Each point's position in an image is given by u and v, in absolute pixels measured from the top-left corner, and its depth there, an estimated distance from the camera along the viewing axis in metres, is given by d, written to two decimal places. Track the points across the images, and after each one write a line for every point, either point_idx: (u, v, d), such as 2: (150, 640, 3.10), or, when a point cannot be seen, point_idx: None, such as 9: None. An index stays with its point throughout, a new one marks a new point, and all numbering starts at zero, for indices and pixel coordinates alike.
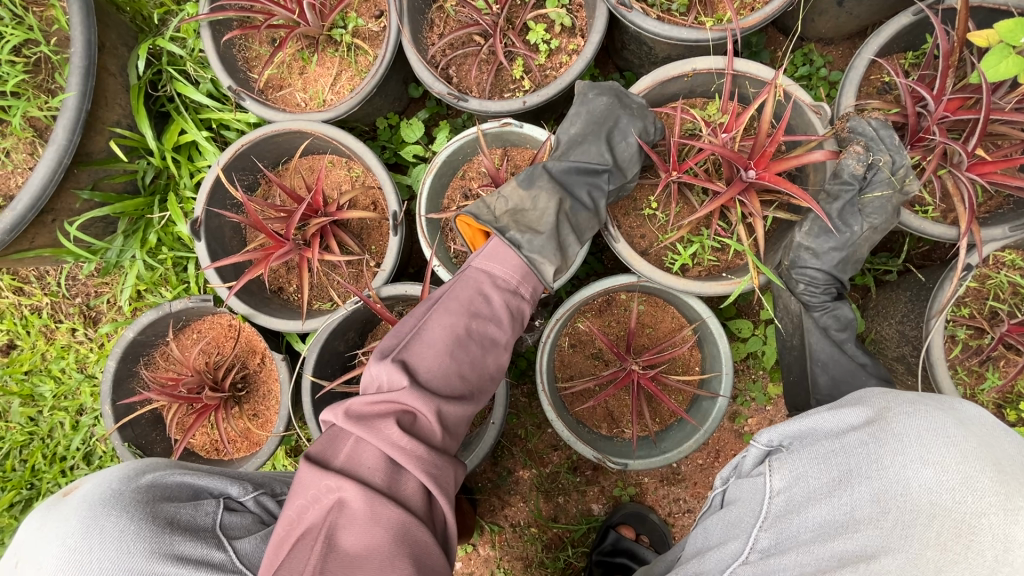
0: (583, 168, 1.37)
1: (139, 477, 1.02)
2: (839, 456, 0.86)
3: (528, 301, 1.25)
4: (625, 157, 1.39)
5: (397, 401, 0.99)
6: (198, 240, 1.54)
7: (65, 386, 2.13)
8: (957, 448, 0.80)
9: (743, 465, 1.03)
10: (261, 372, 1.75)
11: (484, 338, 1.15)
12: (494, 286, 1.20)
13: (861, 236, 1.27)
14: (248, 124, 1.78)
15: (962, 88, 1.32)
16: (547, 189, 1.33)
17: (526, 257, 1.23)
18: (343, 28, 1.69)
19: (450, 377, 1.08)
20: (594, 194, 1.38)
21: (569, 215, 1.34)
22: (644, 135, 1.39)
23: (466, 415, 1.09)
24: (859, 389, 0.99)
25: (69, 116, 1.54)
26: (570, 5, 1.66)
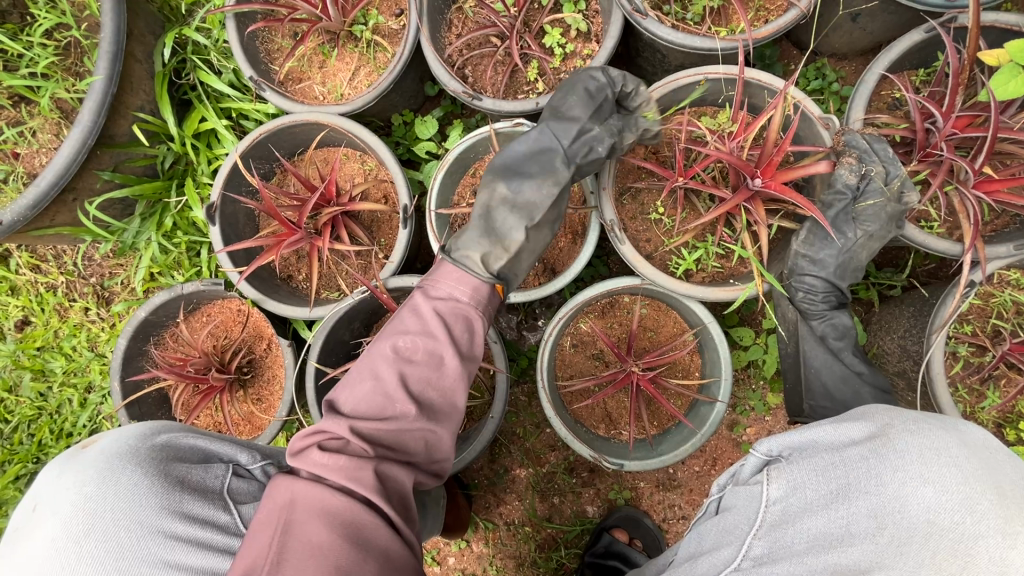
0: (525, 144, 1.39)
1: (155, 436, 1.06)
2: (839, 469, 0.87)
3: (479, 311, 1.20)
4: (569, 112, 1.38)
5: (324, 430, 1.00)
6: (212, 224, 1.58)
7: (75, 363, 2.18)
8: (959, 470, 0.81)
9: (741, 473, 1.04)
10: (266, 357, 1.78)
11: (415, 354, 1.10)
12: (422, 298, 1.18)
13: (857, 243, 1.27)
14: (267, 115, 1.83)
15: (972, 106, 1.33)
16: (485, 182, 1.37)
17: (452, 254, 1.27)
18: (364, 25, 1.73)
19: (376, 402, 1.05)
20: (545, 163, 1.35)
21: (510, 194, 1.33)
22: (586, 87, 1.39)
23: (404, 435, 1.04)
24: (863, 406, 1.00)
25: (95, 98, 1.59)
26: (587, 10, 1.69)
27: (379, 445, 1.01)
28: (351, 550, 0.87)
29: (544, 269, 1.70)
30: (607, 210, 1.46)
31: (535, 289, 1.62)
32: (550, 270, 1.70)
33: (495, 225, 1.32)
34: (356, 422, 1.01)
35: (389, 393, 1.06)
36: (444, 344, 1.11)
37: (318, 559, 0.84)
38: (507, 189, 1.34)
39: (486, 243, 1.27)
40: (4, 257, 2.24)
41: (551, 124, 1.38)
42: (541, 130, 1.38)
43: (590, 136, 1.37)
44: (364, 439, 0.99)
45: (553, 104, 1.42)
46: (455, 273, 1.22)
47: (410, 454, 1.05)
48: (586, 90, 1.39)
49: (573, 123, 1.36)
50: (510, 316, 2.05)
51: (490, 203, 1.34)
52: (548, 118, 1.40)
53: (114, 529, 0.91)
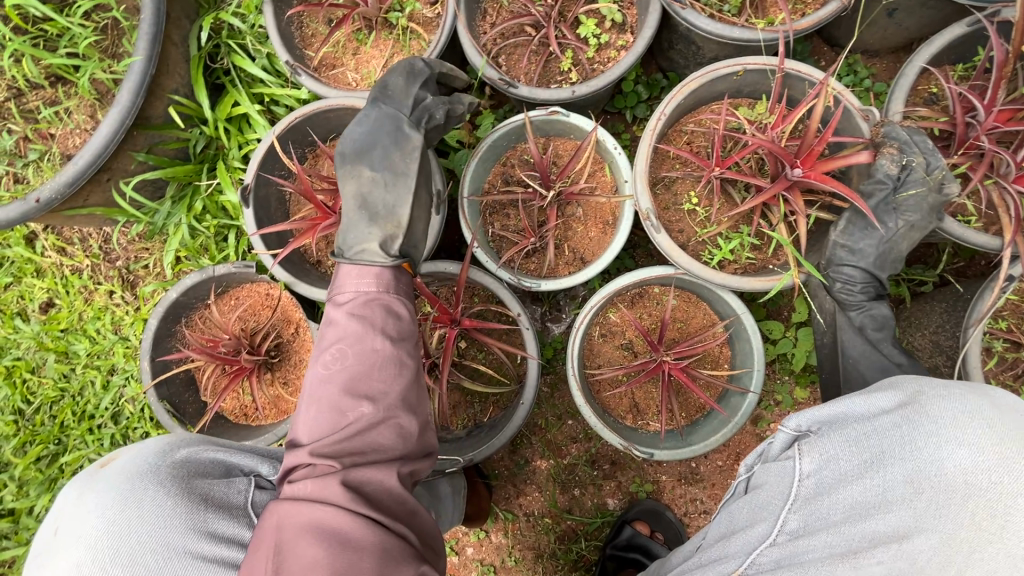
0: (364, 127, 1.33)
1: (175, 452, 1.05)
2: (871, 438, 0.86)
3: (377, 288, 1.13)
4: (401, 91, 1.41)
5: (288, 467, 0.95)
6: (246, 206, 1.59)
7: (98, 346, 2.18)
8: (993, 431, 0.79)
9: (771, 450, 1.03)
10: (294, 342, 1.79)
11: (347, 359, 1.02)
12: (331, 310, 1.10)
13: (898, 233, 1.26)
14: (299, 101, 1.83)
15: (1013, 100, 1.32)
16: (347, 171, 1.28)
17: (347, 258, 1.18)
18: (400, 12, 1.74)
19: (327, 417, 0.98)
20: (393, 132, 1.32)
21: (377, 171, 1.27)
22: (406, 69, 1.44)
23: (371, 437, 0.97)
24: (892, 374, 0.99)
25: (134, 79, 1.59)
26: (622, 2, 1.69)
27: (345, 454, 0.94)
28: (348, 554, 0.83)
29: (574, 258, 1.70)
30: (644, 199, 1.46)
31: (564, 278, 1.63)
32: (580, 259, 1.70)
33: (374, 210, 1.26)
34: (315, 445, 0.95)
35: (338, 404, 0.98)
36: (368, 334, 1.03)
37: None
38: (372, 171, 1.27)
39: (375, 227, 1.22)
40: (29, 239, 2.25)
41: (384, 103, 1.38)
42: (379, 109, 1.35)
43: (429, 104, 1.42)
44: (332, 455, 0.94)
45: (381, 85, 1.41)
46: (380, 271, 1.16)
47: (390, 449, 0.98)
48: (406, 70, 1.43)
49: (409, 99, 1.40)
50: (534, 307, 2.05)
51: (361, 189, 1.26)
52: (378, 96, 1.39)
53: (140, 552, 0.90)
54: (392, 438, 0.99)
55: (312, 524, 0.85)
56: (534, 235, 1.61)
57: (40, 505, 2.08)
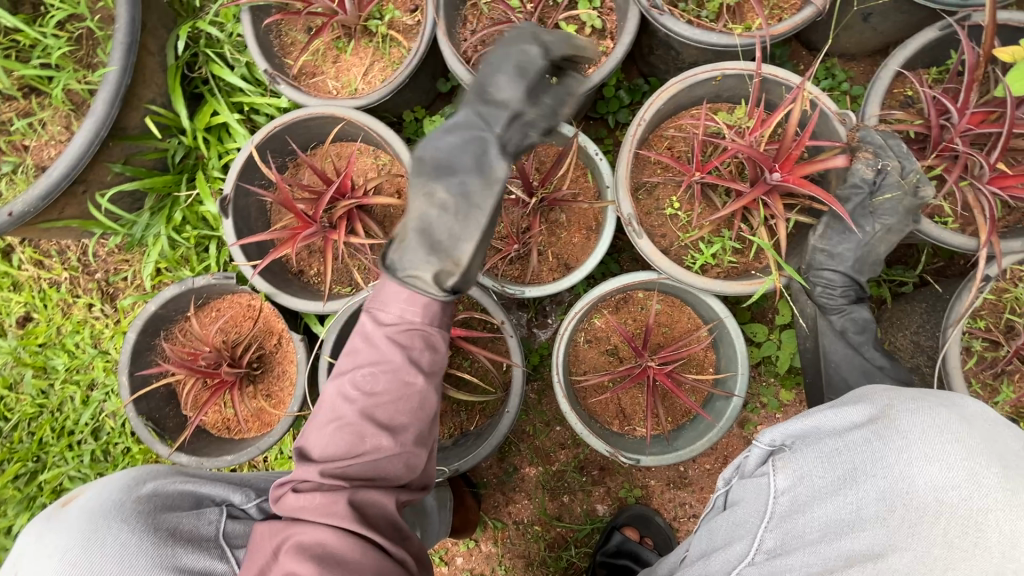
0: (455, 140, 1.19)
1: (140, 486, 1.06)
2: (843, 454, 0.88)
3: (421, 325, 1.02)
4: (506, 100, 1.23)
5: (295, 478, 0.95)
6: (225, 217, 1.57)
7: (78, 360, 2.14)
8: (962, 446, 0.82)
9: (746, 465, 1.03)
10: (277, 353, 1.77)
11: (377, 385, 0.97)
12: (372, 326, 1.02)
13: (875, 237, 1.28)
14: (279, 109, 1.81)
15: (986, 103, 1.34)
16: (417, 184, 1.15)
17: (400, 279, 1.06)
18: (379, 20, 1.73)
19: (343, 437, 0.95)
20: (477, 154, 1.18)
21: (455, 194, 1.13)
22: (519, 68, 1.24)
23: (385, 467, 0.95)
24: (862, 386, 1.01)
25: (109, 89, 1.57)
26: (602, 8, 1.70)
27: (354, 478, 0.93)
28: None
29: (558, 265, 1.70)
30: (625, 204, 1.45)
31: (549, 284, 1.62)
32: (564, 266, 1.70)
33: (438, 237, 1.12)
34: (327, 466, 0.93)
35: (358, 430, 0.95)
36: (404, 367, 0.97)
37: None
38: (445, 193, 1.12)
39: (438, 257, 1.08)
40: (6, 253, 2.21)
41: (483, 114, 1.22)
42: (477, 124, 1.21)
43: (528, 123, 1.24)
44: (339, 476, 0.93)
45: (478, 90, 1.25)
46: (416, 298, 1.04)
47: (396, 479, 0.96)
48: (518, 73, 1.24)
49: (505, 107, 1.23)
50: (520, 313, 2.05)
51: (429, 209, 1.13)
52: (473, 101, 1.25)
53: None
54: (401, 471, 0.96)
55: (315, 545, 0.86)
56: (517, 242, 1.60)
57: (18, 525, 2.03)
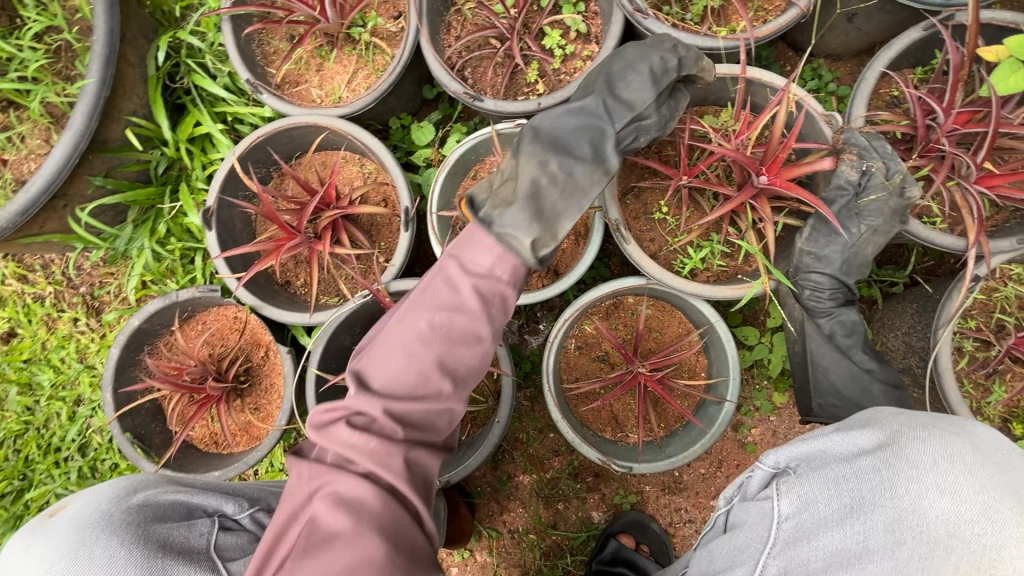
0: (575, 121, 1.28)
1: (131, 497, 1.06)
2: (851, 482, 0.87)
3: (507, 283, 1.09)
4: (630, 97, 1.29)
5: (347, 406, 1.03)
6: (209, 229, 1.55)
7: (63, 376, 2.11)
8: (976, 479, 0.81)
9: (749, 487, 1.02)
10: (264, 365, 1.75)
11: (450, 331, 1.05)
12: (459, 272, 1.08)
13: (862, 239, 1.26)
14: (263, 119, 1.79)
15: (971, 102, 1.33)
16: (530, 153, 1.23)
17: (497, 233, 1.10)
18: (362, 27, 1.71)
19: (409, 377, 1.04)
20: (595, 141, 1.26)
21: (562, 172, 1.21)
22: (654, 68, 1.29)
23: (437, 412, 1.05)
24: (870, 409, 0.98)
25: (88, 102, 1.55)
26: (586, 12, 1.69)
27: (404, 424, 1.02)
28: (366, 534, 0.92)
29: (547, 271, 1.69)
30: (613, 210, 1.45)
31: (538, 291, 1.61)
32: (553, 272, 1.69)
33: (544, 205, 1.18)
34: (386, 399, 1.02)
35: (423, 372, 1.04)
36: (481, 321, 1.06)
37: (343, 543, 0.91)
38: (557, 168, 1.21)
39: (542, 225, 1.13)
40: None
41: (606, 105, 1.29)
42: (595, 111, 1.29)
43: (642, 125, 1.31)
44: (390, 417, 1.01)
45: (611, 82, 1.31)
46: (496, 248, 1.09)
47: (436, 432, 1.07)
48: (651, 75, 1.29)
49: (632, 105, 1.28)
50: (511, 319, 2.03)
51: (539, 178, 1.19)
52: (602, 90, 1.31)
53: None
54: (441, 423, 1.07)
55: (349, 496, 0.96)
56: None
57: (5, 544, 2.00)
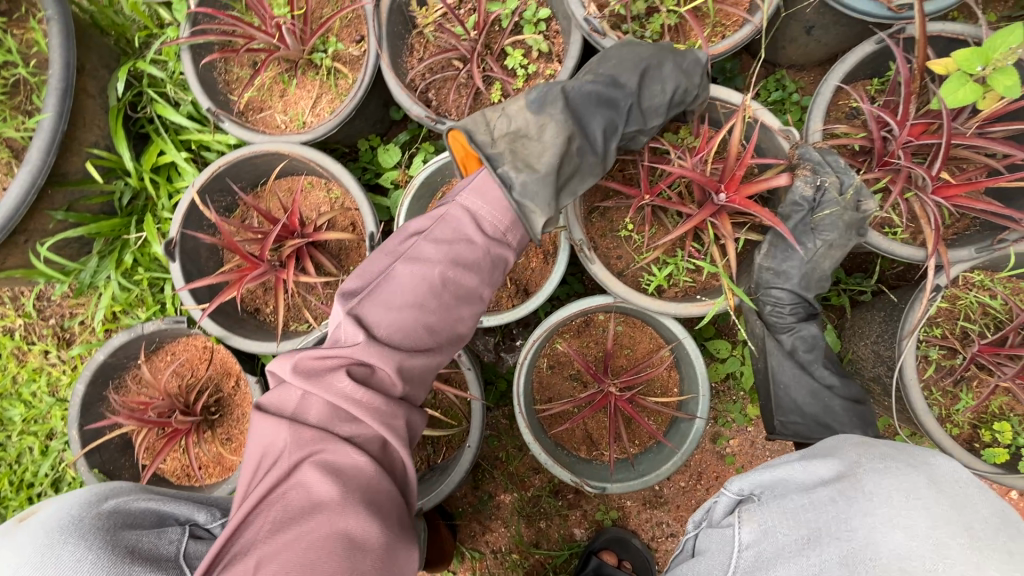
0: (598, 103, 1.31)
1: (101, 504, 1.01)
2: (808, 512, 0.84)
3: (512, 249, 1.23)
4: (648, 106, 1.33)
5: (346, 356, 1.05)
6: (172, 261, 1.53)
7: (35, 410, 2.08)
8: (930, 513, 0.75)
9: (714, 513, 1.02)
10: (235, 396, 1.72)
11: (458, 289, 1.17)
12: (475, 229, 1.18)
13: (818, 254, 1.26)
14: (228, 146, 1.78)
15: (925, 114, 1.34)
16: (557, 123, 1.26)
17: (515, 200, 1.18)
18: (324, 52, 1.70)
19: (415, 329, 1.13)
20: (608, 135, 1.31)
21: (576, 153, 1.28)
22: (676, 90, 1.33)
23: (429, 366, 1.16)
24: (835, 440, 0.98)
25: (44, 137, 1.53)
26: (548, 31, 1.68)
27: (403, 380, 1.09)
28: (356, 502, 0.93)
29: (517, 290, 1.68)
30: (577, 229, 1.44)
31: (507, 312, 1.60)
32: (523, 290, 1.68)
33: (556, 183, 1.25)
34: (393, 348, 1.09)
35: (428, 326, 1.14)
36: (486, 285, 1.20)
37: (331, 512, 0.91)
38: (571, 151, 1.27)
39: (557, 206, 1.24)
40: None
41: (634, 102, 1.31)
42: (620, 105, 1.31)
43: (639, 136, 1.37)
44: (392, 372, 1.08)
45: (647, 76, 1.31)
46: (509, 212, 1.20)
47: (422, 385, 1.17)
48: (677, 95, 1.33)
49: (648, 115, 1.33)
50: (487, 337, 2.02)
51: (561, 155, 1.24)
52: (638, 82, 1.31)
53: None
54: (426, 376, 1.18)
55: (340, 461, 0.97)
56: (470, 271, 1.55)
57: None
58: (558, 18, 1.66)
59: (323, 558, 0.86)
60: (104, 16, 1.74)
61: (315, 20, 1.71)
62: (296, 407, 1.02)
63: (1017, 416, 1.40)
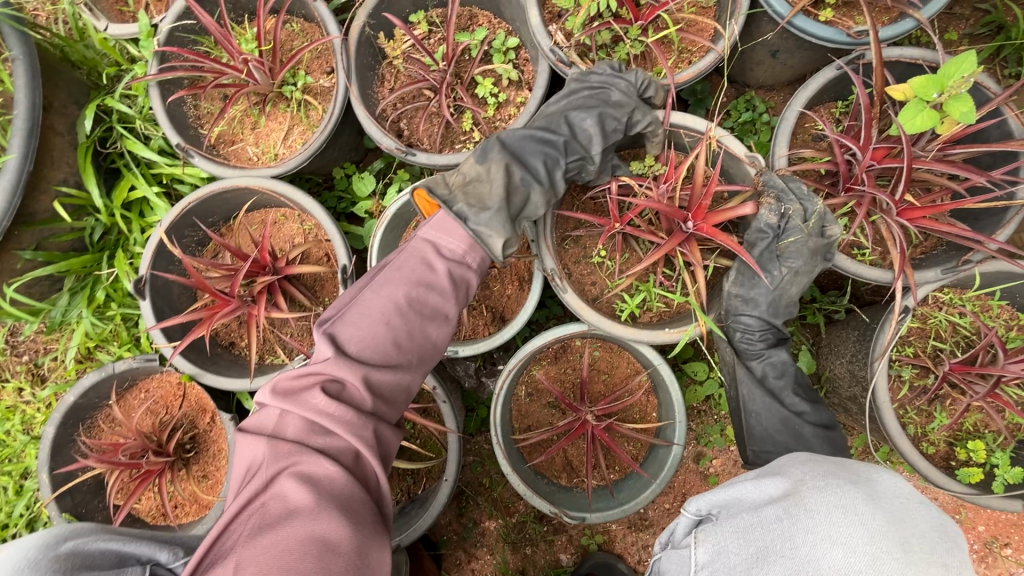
0: (537, 137, 1.35)
1: (59, 545, 0.96)
2: (756, 531, 0.82)
3: (474, 271, 1.24)
4: (585, 135, 1.35)
5: (320, 372, 1.03)
6: (142, 299, 1.51)
7: (9, 449, 2.03)
8: (867, 527, 0.74)
9: (676, 533, 1.02)
10: (210, 432, 1.70)
11: (424, 307, 1.16)
12: (435, 253, 1.20)
13: (784, 281, 1.28)
14: (200, 179, 1.77)
15: (887, 138, 1.36)
16: (498, 160, 1.29)
17: (470, 229, 1.21)
18: (294, 85, 1.69)
19: (383, 345, 1.11)
20: (551, 166, 1.33)
21: (520, 183, 1.29)
22: (606, 115, 1.34)
23: (402, 382, 1.13)
24: (783, 458, 0.98)
25: (9, 178, 1.52)
26: (517, 59, 1.69)
27: (373, 396, 1.06)
28: (332, 509, 0.88)
29: (494, 318, 1.68)
30: (548, 259, 1.43)
31: (482, 341, 1.59)
32: (500, 318, 1.68)
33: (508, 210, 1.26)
34: (364, 365, 1.07)
35: (395, 342, 1.12)
36: (451, 302, 1.19)
37: (305, 518, 0.86)
38: (516, 181, 1.29)
39: (508, 230, 1.23)
40: None
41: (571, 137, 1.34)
42: (556, 136, 1.34)
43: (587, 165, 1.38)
44: (364, 385, 1.04)
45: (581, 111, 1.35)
46: (466, 239, 1.22)
47: (395, 404, 1.12)
48: (614, 124, 1.35)
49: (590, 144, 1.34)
50: (467, 362, 1.95)
51: (506, 185, 1.26)
52: (569, 121, 1.36)
53: None
54: (399, 398, 1.13)
55: (315, 472, 0.92)
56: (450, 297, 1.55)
57: None
58: (527, 47, 1.67)
59: (298, 561, 0.81)
60: (74, 50, 1.76)
61: (286, 53, 1.72)
62: (275, 425, 0.99)
63: (991, 433, 1.42)
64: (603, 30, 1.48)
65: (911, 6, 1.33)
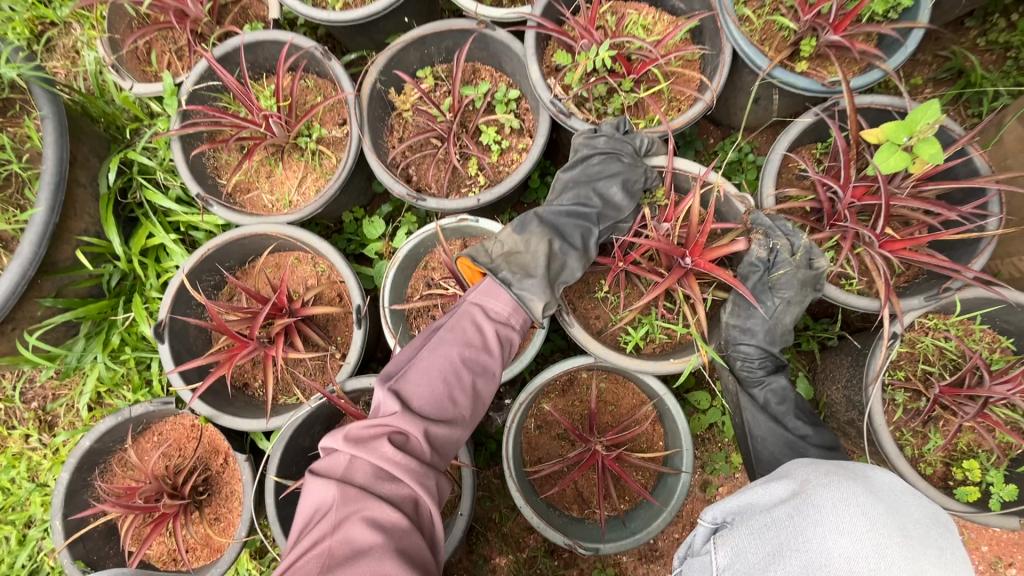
0: (571, 211, 1.47)
1: None
2: (771, 530, 0.87)
3: (517, 331, 1.35)
4: (612, 201, 1.49)
5: (389, 424, 1.09)
6: (161, 342, 1.56)
7: (13, 497, 2.00)
8: (867, 517, 0.80)
9: (695, 543, 1.05)
10: (223, 473, 1.71)
11: (475, 365, 1.25)
12: (483, 317, 1.30)
13: (778, 310, 1.36)
14: (216, 225, 1.85)
15: (864, 177, 1.47)
16: (538, 233, 1.42)
17: (515, 293, 1.32)
18: (308, 136, 1.79)
19: (441, 401, 1.18)
20: (585, 234, 1.45)
21: (559, 252, 1.41)
22: (629, 180, 1.47)
23: (456, 437, 1.19)
24: (788, 464, 1.02)
25: (36, 230, 1.59)
26: (518, 109, 1.81)
27: (432, 448, 1.12)
28: (396, 553, 0.93)
29: None
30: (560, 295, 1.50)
31: None
32: None
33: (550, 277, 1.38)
34: (424, 420, 1.13)
35: (451, 398, 1.20)
36: (498, 361, 1.28)
37: (372, 558, 0.91)
38: (554, 248, 1.40)
39: (549, 294, 1.34)
40: None
41: (599, 207, 1.47)
42: (589, 208, 1.47)
43: (618, 227, 1.49)
44: (426, 440, 1.11)
45: (604, 182, 1.47)
46: (511, 304, 1.33)
47: (447, 458, 1.18)
48: (631, 189, 1.48)
49: (618, 211, 1.48)
50: None
51: (548, 254, 1.38)
52: (595, 192, 1.48)
53: None
54: (451, 450, 1.19)
55: (379, 517, 0.97)
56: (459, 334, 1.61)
57: None
58: (527, 97, 1.79)
59: None
60: (94, 106, 1.85)
61: (301, 107, 1.83)
62: (344, 469, 1.03)
63: (985, 452, 1.48)
64: (599, 83, 1.60)
65: (876, 59, 1.46)
